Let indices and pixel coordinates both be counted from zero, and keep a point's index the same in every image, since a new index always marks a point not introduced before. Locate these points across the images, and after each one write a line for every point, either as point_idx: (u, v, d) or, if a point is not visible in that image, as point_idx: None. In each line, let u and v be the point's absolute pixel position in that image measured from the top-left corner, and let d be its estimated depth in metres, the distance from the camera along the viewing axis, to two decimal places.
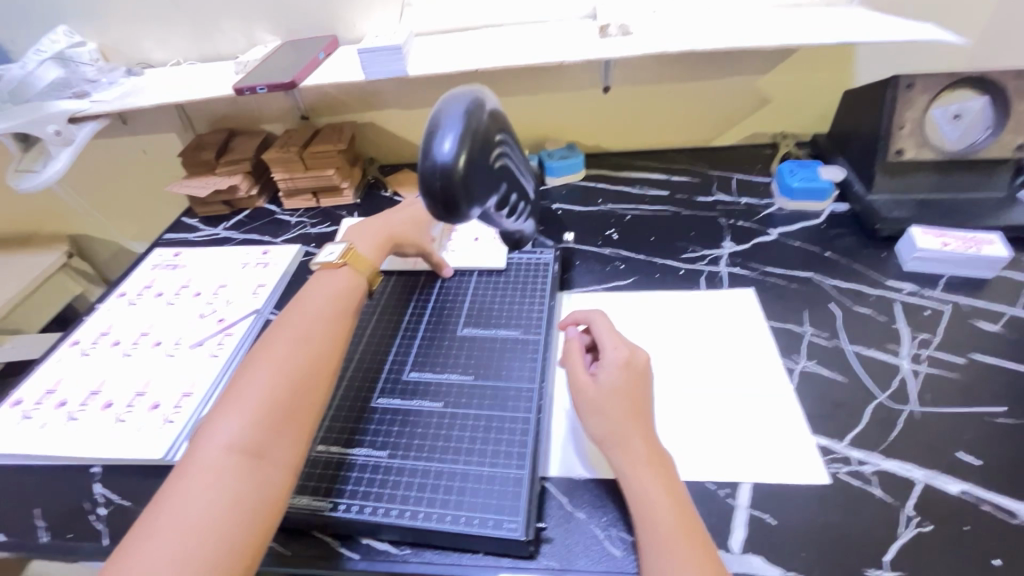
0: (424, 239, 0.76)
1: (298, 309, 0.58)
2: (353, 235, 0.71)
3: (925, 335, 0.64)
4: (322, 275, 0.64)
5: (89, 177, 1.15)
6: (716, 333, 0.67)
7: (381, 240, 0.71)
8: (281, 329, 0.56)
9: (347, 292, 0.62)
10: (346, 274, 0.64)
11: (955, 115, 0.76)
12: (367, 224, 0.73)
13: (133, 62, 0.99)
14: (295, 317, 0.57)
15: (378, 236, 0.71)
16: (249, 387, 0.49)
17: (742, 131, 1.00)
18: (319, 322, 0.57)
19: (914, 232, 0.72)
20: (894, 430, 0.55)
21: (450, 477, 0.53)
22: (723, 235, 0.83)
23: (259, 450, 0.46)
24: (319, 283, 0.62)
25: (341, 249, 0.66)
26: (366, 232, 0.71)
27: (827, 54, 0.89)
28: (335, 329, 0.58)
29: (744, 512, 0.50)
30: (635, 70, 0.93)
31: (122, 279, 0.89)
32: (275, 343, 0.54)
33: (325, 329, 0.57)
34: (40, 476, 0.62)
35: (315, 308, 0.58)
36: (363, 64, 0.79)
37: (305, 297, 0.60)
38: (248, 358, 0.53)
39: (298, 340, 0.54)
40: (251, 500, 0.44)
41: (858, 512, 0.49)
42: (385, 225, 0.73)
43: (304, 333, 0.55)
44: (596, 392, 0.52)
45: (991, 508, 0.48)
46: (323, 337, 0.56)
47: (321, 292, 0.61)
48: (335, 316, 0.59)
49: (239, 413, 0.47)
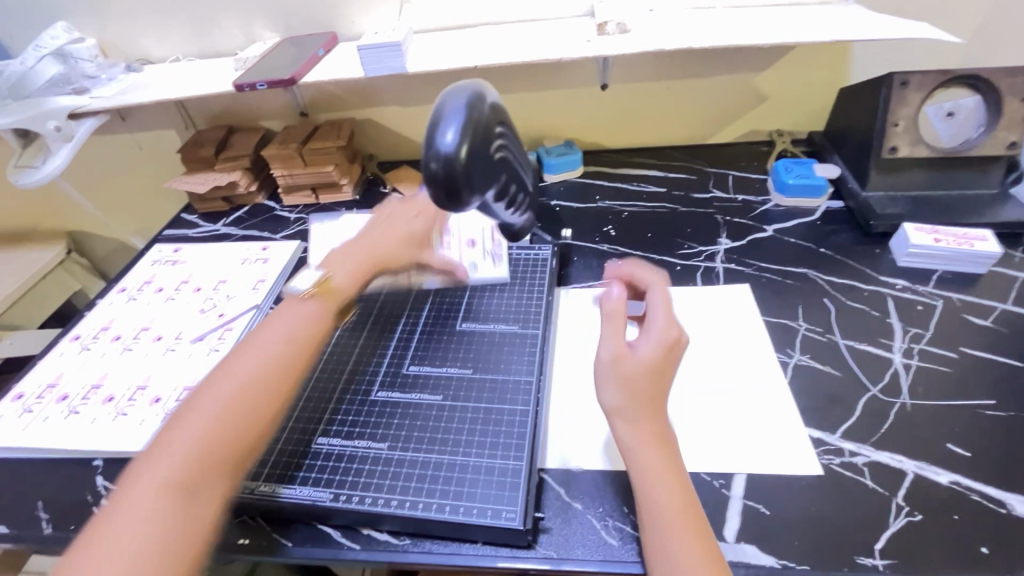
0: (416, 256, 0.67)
1: (252, 343, 0.54)
2: (334, 259, 0.63)
3: (917, 330, 0.65)
4: (289, 308, 0.58)
5: (88, 173, 1.15)
6: (712, 327, 0.68)
7: (367, 267, 0.63)
8: (229, 366, 0.52)
9: (310, 322, 0.57)
10: (313, 306, 0.58)
11: (946, 113, 0.79)
12: (353, 244, 0.65)
13: (133, 58, 0.99)
14: (246, 351, 0.53)
15: (364, 262, 0.63)
16: (192, 417, 0.47)
17: (739, 128, 1.01)
18: (271, 360, 0.52)
19: (907, 228, 0.73)
20: (886, 422, 0.56)
21: (449, 468, 0.54)
22: (720, 231, 0.84)
23: (186, 503, 0.43)
24: (284, 314, 0.57)
25: (318, 278, 0.60)
26: (349, 255, 0.63)
27: (823, 52, 0.90)
28: (286, 367, 0.53)
29: (738, 501, 0.51)
30: (633, 67, 0.94)
31: (123, 274, 0.89)
32: (219, 382, 0.50)
33: (282, 354, 0.53)
34: (42, 469, 0.63)
35: (270, 342, 0.54)
36: (363, 60, 0.79)
37: (265, 327, 0.56)
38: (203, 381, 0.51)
39: (243, 380, 0.50)
40: (176, 542, 0.42)
41: (850, 502, 0.50)
42: (368, 246, 0.64)
43: (253, 371, 0.51)
44: (634, 366, 0.49)
45: (980, 498, 0.49)
46: (273, 378, 0.51)
47: (281, 324, 0.56)
48: (289, 352, 0.54)
49: (179, 445, 0.45)
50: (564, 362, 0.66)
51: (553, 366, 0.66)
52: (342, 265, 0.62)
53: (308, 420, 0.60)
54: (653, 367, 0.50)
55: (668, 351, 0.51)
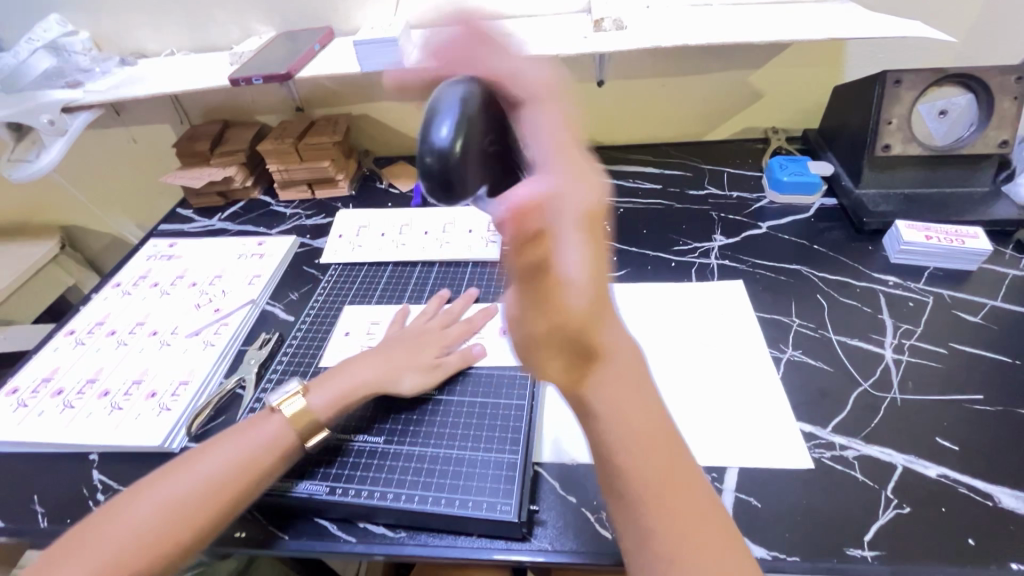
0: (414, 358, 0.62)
1: (202, 455, 0.51)
2: (321, 384, 0.58)
3: (907, 326, 0.66)
4: (256, 429, 0.53)
5: (81, 167, 1.15)
6: (706, 323, 0.69)
7: (351, 383, 0.58)
8: (173, 472, 0.50)
9: (263, 448, 0.52)
10: (275, 424, 0.54)
11: (940, 111, 0.78)
12: (340, 366, 0.61)
13: (127, 52, 0.99)
14: (192, 461, 0.51)
15: (349, 376, 0.59)
16: (115, 527, 0.46)
17: (735, 125, 1.01)
18: (204, 484, 0.49)
19: (899, 225, 0.74)
20: (876, 416, 0.57)
21: (445, 462, 0.54)
22: (715, 228, 0.85)
23: None
24: (247, 434, 0.53)
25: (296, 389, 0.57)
26: (333, 376, 0.59)
27: (818, 50, 0.90)
28: (218, 495, 0.49)
29: (730, 494, 0.52)
30: (629, 64, 0.94)
31: (117, 269, 0.89)
32: (155, 487, 0.49)
33: (222, 481, 0.49)
34: (36, 463, 0.62)
35: (215, 461, 0.51)
36: (359, 55, 0.79)
37: (223, 438, 0.53)
38: (154, 476, 0.51)
39: (175, 497, 0.48)
40: None
41: (841, 496, 0.51)
42: (357, 367, 0.60)
43: (185, 491, 0.48)
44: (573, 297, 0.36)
45: (967, 491, 0.50)
46: (201, 506, 0.48)
47: (236, 440, 0.52)
48: (226, 479, 0.50)
49: (88, 559, 0.44)
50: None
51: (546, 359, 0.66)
52: (323, 384, 0.58)
53: None
54: (578, 239, 0.35)
55: (583, 208, 0.35)
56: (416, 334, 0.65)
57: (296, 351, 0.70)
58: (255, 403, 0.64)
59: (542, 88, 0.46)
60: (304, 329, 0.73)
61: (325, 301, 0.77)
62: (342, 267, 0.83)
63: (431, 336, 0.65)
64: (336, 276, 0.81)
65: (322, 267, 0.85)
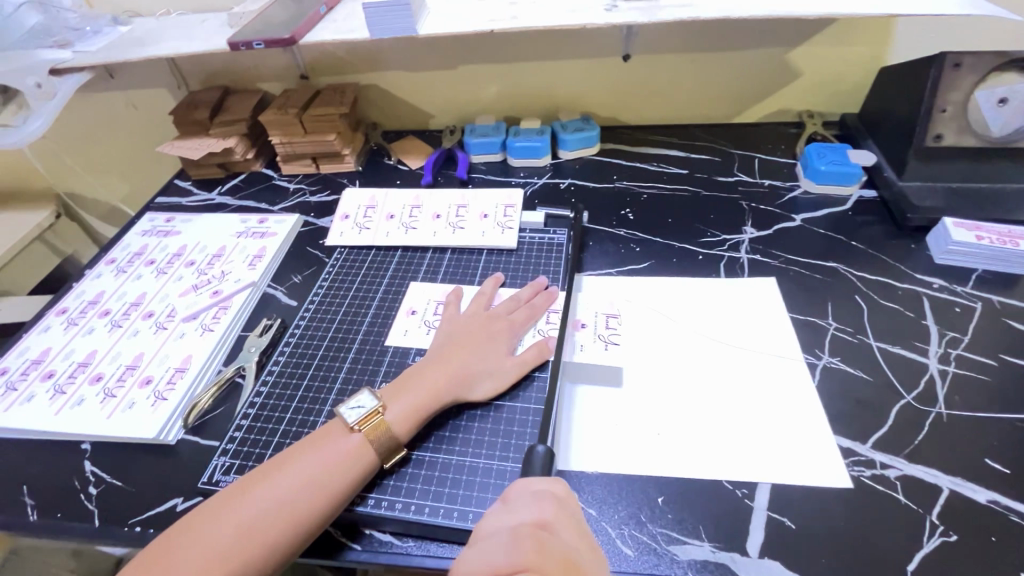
0: (486, 359, 0.58)
1: (276, 471, 0.48)
2: (397, 399, 0.54)
3: (954, 334, 0.61)
4: (338, 450, 0.50)
5: (73, 132, 1.09)
6: (737, 322, 0.64)
7: (425, 393, 0.54)
8: (248, 489, 0.47)
9: (341, 466, 0.49)
10: (348, 443, 0.50)
11: (1001, 99, 0.69)
12: (412, 374, 0.56)
13: (120, 10, 0.91)
14: (266, 477, 0.48)
15: (422, 384, 0.55)
16: (190, 544, 0.44)
17: (767, 107, 0.95)
18: (284, 506, 0.46)
19: (947, 223, 0.68)
20: (921, 432, 0.53)
21: (458, 470, 0.52)
22: (745, 219, 0.79)
23: None
24: (323, 453, 0.49)
25: (371, 404, 0.53)
26: (407, 389, 0.54)
27: (866, 26, 0.83)
28: (299, 518, 0.46)
29: (762, 513, 0.48)
30: (659, 38, 0.87)
31: (111, 244, 0.85)
32: (235, 504, 0.46)
33: (299, 504, 0.46)
34: (25, 451, 0.59)
35: (293, 477, 0.48)
36: (368, 20, 0.72)
37: (298, 452, 0.50)
38: (230, 487, 0.48)
39: (250, 516, 0.45)
40: None
41: (884, 520, 0.47)
42: (431, 375, 0.55)
43: (266, 510, 0.46)
44: None
45: (1019, 519, 0.47)
46: (281, 528, 0.45)
47: (312, 455, 0.49)
48: (305, 501, 0.47)
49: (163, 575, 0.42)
50: (590, 350, 0.62)
51: (575, 354, 0.62)
52: (396, 393, 0.54)
53: (309, 413, 0.58)
54: None
55: None
56: (480, 324, 0.61)
57: (299, 340, 0.66)
58: (255, 397, 0.60)
59: (551, 504, 0.43)
60: (308, 317, 0.69)
61: (330, 286, 0.73)
62: (348, 251, 0.79)
63: (499, 324, 0.61)
64: (342, 260, 0.77)
65: (327, 248, 0.80)
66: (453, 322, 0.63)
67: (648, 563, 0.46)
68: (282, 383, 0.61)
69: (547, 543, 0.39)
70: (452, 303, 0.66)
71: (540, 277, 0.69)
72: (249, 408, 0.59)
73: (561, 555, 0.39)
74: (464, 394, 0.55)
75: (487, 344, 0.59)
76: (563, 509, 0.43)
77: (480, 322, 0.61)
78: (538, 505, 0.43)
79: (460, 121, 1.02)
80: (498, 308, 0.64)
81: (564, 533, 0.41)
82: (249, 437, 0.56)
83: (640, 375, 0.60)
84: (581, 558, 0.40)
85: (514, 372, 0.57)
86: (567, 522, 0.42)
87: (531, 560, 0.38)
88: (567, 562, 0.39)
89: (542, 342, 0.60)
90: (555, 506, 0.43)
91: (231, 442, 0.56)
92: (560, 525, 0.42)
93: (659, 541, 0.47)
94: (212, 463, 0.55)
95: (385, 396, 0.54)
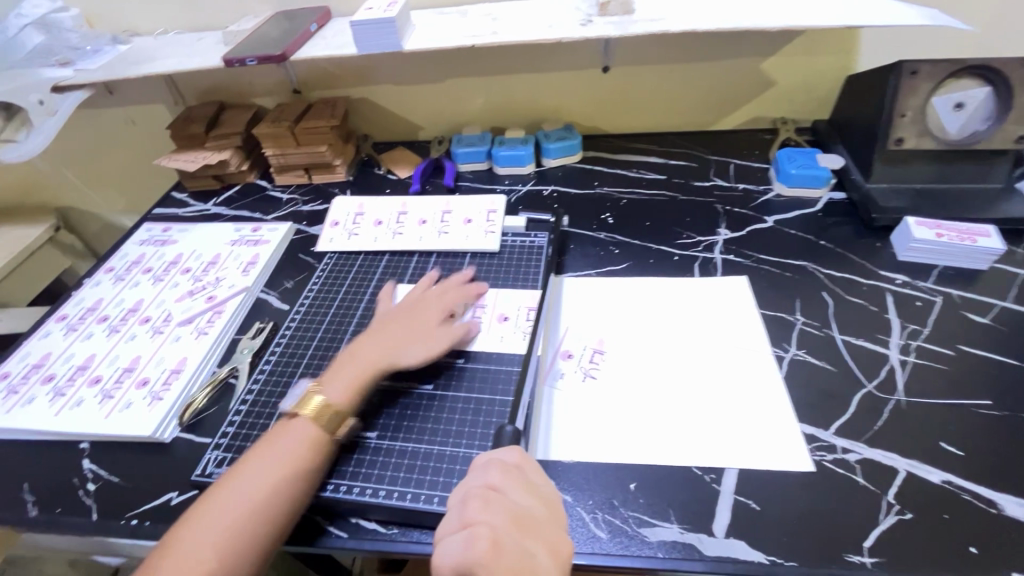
0: (410, 338, 0.62)
1: (238, 480, 0.50)
2: (335, 383, 0.57)
3: (915, 326, 0.64)
4: (287, 435, 0.53)
5: (73, 147, 1.13)
6: (708, 318, 0.67)
7: (357, 372, 0.58)
8: (230, 482, 0.50)
9: (308, 446, 0.52)
10: (302, 424, 0.53)
11: (957, 104, 0.73)
12: (344, 360, 0.60)
13: (119, 30, 0.95)
14: (245, 468, 0.51)
15: (352, 366, 0.59)
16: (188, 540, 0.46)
17: (743, 115, 0.99)
18: (265, 488, 0.49)
19: (910, 221, 0.72)
20: (879, 418, 0.56)
21: (439, 458, 0.54)
22: (720, 221, 0.83)
23: None
24: (282, 440, 0.52)
25: (309, 389, 0.57)
26: (341, 371, 0.58)
27: (833, 37, 0.87)
28: (282, 499, 0.49)
29: (729, 496, 0.51)
30: (635, 50, 0.91)
31: (111, 253, 0.88)
32: (221, 495, 0.49)
33: (278, 483, 0.50)
34: (26, 451, 0.62)
35: (269, 463, 0.51)
36: (356, 36, 0.76)
37: (268, 442, 0.53)
38: (216, 484, 0.51)
39: (238, 503, 0.48)
40: None
41: (844, 501, 0.50)
42: (362, 360, 0.59)
43: (249, 495, 0.49)
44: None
45: (971, 497, 0.49)
46: (258, 530, 0.48)
47: (281, 442, 0.52)
48: (284, 481, 0.50)
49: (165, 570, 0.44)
50: (568, 380, 0.62)
51: (557, 383, 0.62)
52: (331, 375, 0.58)
53: None
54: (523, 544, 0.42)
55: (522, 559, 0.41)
56: (412, 309, 0.66)
57: (290, 340, 0.69)
58: (247, 394, 0.63)
59: (498, 469, 0.47)
60: (298, 319, 0.72)
61: (319, 290, 0.76)
62: (338, 256, 0.82)
63: (423, 308, 0.66)
64: (332, 265, 0.80)
65: (317, 255, 0.83)
66: (383, 313, 0.67)
67: (619, 544, 0.49)
68: (271, 382, 0.64)
69: (495, 501, 0.44)
70: (384, 301, 0.70)
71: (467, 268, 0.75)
72: (241, 406, 0.62)
73: (507, 513, 0.44)
74: (399, 367, 0.60)
75: (410, 326, 0.63)
76: (512, 472, 0.47)
77: (405, 310, 0.66)
78: (487, 471, 0.47)
79: (447, 132, 1.05)
80: (431, 295, 0.68)
81: (512, 491, 0.45)
82: (241, 432, 0.59)
83: (616, 372, 0.62)
84: (533, 514, 0.45)
85: (444, 343, 0.62)
86: (516, 482, 0.46)
87: (479, 518, 0.43)
88: (517, 520, 0.43)
89: (471, 322, 0.65)
90: (505, 468, 0.47)
91: (223, 437, 0.59)
92: (509, 485, 0.46)
93: (631, 523, 0.50)
94: (205, 457, 0.57)
95: (323, 380, 0.58)
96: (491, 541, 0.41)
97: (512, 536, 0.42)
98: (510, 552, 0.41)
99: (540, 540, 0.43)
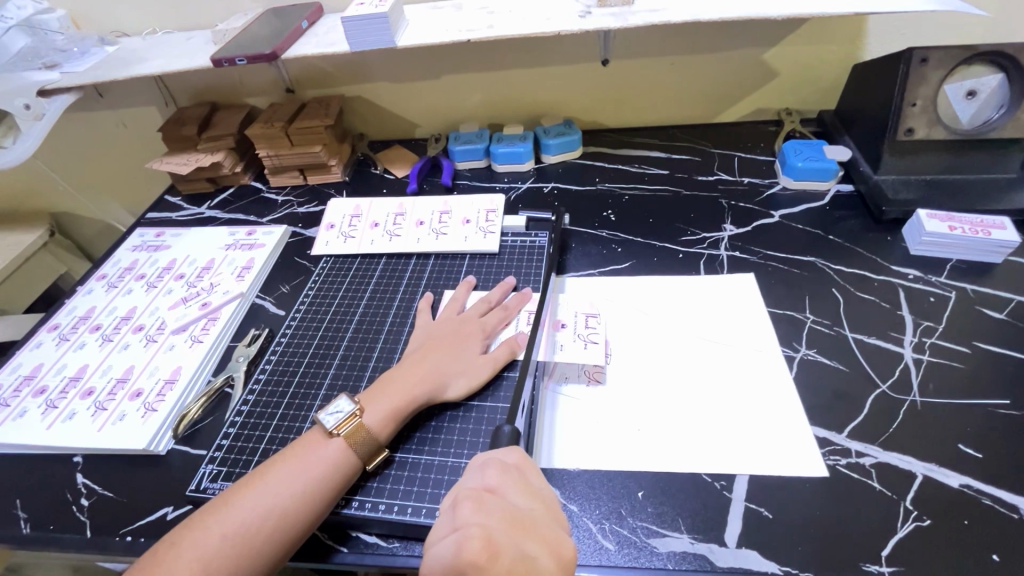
0: (458, 362, 0.58)
1: (241, 496, 0.48)
2: (376, 406, 0.54)
3: (929, 323, 0.62)
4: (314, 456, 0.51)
5: (64, 151, 1.11)
6: (716, 318, 0.65)
7: (402, 396, 0.55)
8: (239, 496, 0.48)
9: (327, 469, 0.50)
10: (330, 447, 0.51)
11: (969, 92, 0.71)
12: (389, 379, 0.57)
13: (107, 31, 0.93)
14: (258, 483, 0.49)
15: (398, 387, 0.56)
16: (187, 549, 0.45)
17: (746, 107, 0.96)
18: (274, 509, 0.47)
19: (921, 214, 0.70)
20: (894, 421, 0.54)
21: (440, 470, 0.53)
22: (725, 217, 0.81)
23: None
24: (305, 459, 0.50)
25: (349, 408, 0.53)
26: (386, 393, 0.55)
27: (838, 25, 0.85)
28: (290, 523, 0.47)
29: (741, 504, 0.49)
30: (635, 42, 0.89)
31: (104, 258, 0.86)
32: (228, 509, 0.47)
33: (289, 507, 0.48)
34: (19, 466, 0.60)
35: (284, 482, 0.49)
36: (347, 33, 0.74)
37: (287, 458, 0.51)
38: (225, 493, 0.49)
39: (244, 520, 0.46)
40: None
41: (859, 508, 0.48)
42: (406, 382, 0.56)
43: (257, 515, 0.47)
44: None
45: (991, 502, 0.48)
46: (247, 557, 0.45)
47: (300, 461, 0.50)
48: (295, 504, 0.48)
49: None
50: (574, 385, 0.60)
51: (561, 388, 0.60)
52: (374, 396, 0.55)
53: (295, 420, 0.59)
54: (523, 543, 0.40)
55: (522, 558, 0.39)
56: (455, 326, 0.63)
57: (287, 348, 0.67)
58: (242, 405, 0.61)
59: (495, 470, 0.45)
60: (294, 326, 0.70)
61: (316, 296, 0.74)
62: (334, 260, 0.80)
63: (471, 326, 0.63)
64: (328, 269, 0.78)
65: (314, 258, 0.81)
66: (431, 327, 0.64)
67: (627, 557, 0.47)
68: (268, 392, 0.62)
69: (489, 502, 0.42)
70: (424, 312, 0.67)
71: (508, 278, 0.71)
72: (236, 417, 0.60)
73: (503, 512, 0.41)
74: (439, 393, 0.56)
75: (462, 346, 0.60)
76: (510, 474, 0.45)
77: (452, 326, 0.63)
78: (481, 473, 0.45)
79: (444, 129, 1.03)
80: (471, 312, 0.65)
81: (511, 493, 0.44)
82: (236, 445, 0.57)
83: (622, 376, 0.60)
84: (533, 514, 0.42)
85: (487, 371, 0.58)
86: (516, 483, 0.45)
87: (471, 518, 0.41)
88: (513, 519, 0.41)
89: (515, 340, 0.61)
90: (500, 469, 0.46)
91: (219, 450, 0.57)
92: (508, 487, 0.44)
93: (639, 534, 0.48)
94: (200, 471, 0.56)
95: (365, 401, 0.55)
96: (484, 539, 0.39)
97: (508, 536, 0.40)
98: (506, 551, 0.39)
99: (540, 539, 0.41)
